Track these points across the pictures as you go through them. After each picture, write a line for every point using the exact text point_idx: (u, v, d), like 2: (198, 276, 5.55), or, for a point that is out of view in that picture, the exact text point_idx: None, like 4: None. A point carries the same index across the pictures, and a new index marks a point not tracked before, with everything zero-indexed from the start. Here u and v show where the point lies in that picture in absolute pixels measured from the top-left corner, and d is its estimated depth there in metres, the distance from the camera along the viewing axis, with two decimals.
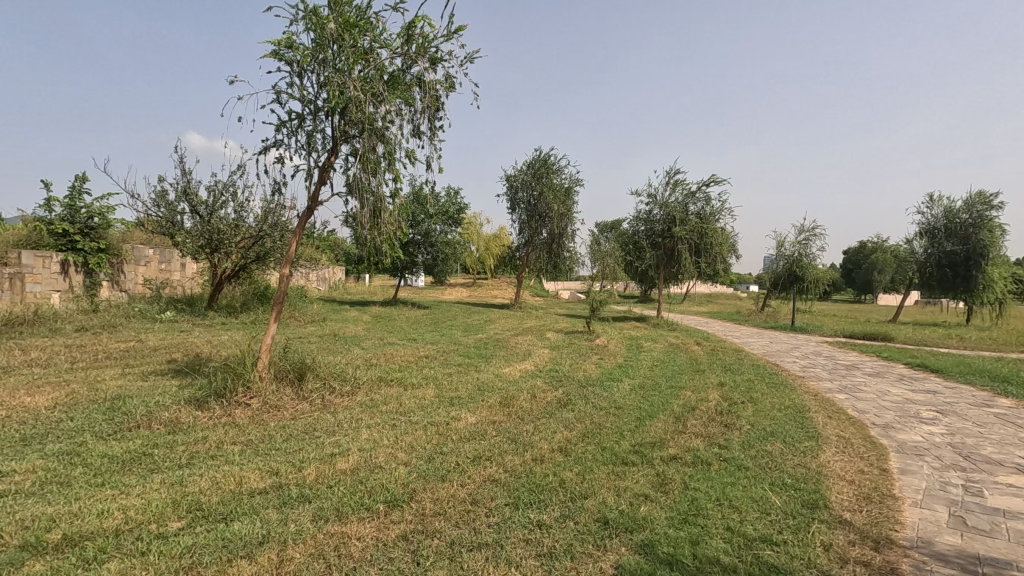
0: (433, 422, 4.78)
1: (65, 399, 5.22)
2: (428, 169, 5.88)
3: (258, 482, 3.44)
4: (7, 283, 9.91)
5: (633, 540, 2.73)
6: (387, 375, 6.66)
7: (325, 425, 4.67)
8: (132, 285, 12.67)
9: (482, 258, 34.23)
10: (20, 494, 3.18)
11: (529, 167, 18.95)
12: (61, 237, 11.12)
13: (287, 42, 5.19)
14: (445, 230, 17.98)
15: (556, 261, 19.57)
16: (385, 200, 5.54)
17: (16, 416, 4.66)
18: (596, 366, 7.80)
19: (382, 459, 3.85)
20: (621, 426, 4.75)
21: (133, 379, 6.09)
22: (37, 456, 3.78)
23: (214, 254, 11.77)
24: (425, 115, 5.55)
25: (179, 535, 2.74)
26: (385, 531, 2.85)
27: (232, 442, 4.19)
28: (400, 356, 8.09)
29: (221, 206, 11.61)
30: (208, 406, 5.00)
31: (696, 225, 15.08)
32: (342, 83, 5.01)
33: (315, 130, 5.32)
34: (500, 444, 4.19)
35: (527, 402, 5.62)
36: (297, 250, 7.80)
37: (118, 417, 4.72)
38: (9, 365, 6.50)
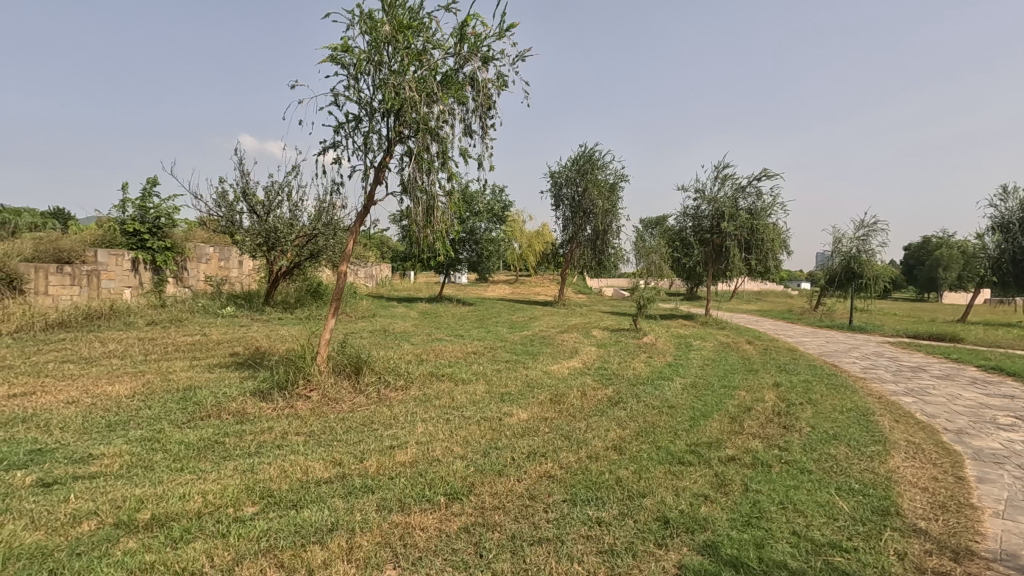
0: (486, 418, 4.84)
1: (141, 389, 5.56)
2: (480, 167, 5.97)
3: (324, 471, 3.58)
4: (85, 280, 10.62)
5: (694, 541, 2.70)
6: (438, 370, 6.78)
7: (382, 418, 4.81)
8: (194, 281, 13.33)
9: (524, 254, 34.21)
10: (110, 476, 3.42)
11: (573, 162, 18.81)
12: (132, 236, 11.82)
13: (343, 46, 5.36)
14: (490, 227, 18.13)
15: (600, 258, 19.40)
16: (438, 198, 5.65)
17: (101, 403, 5.02)
18: (645, 364, 7.69)
19: (440, 453, 3.94)
20: (676, 426, 4.68)
21: (201, 371, 6.43)
22: (122, 441, 4.05)
23: (270, 252, 12.24)
24: (477, 114, 5.61)
25: (255, 520, 2.89)
26: (447, 522, 2.92)
27: (296, 433, 4.37)
28: (449, 352, 8.20)
29: (277, 206, 12.05)
30: (272, 398, 5.24)
31: (747, 220, 14.63)
32: (398, 84, 5.13)
33: (371, 131, 5.45)
34: (554, 441, 4.21)
35: (578, 399, 5.63)
36: (353, 248, 8.02)
37: (190, 406, 5.00)
38: (90, 356, 6.97)
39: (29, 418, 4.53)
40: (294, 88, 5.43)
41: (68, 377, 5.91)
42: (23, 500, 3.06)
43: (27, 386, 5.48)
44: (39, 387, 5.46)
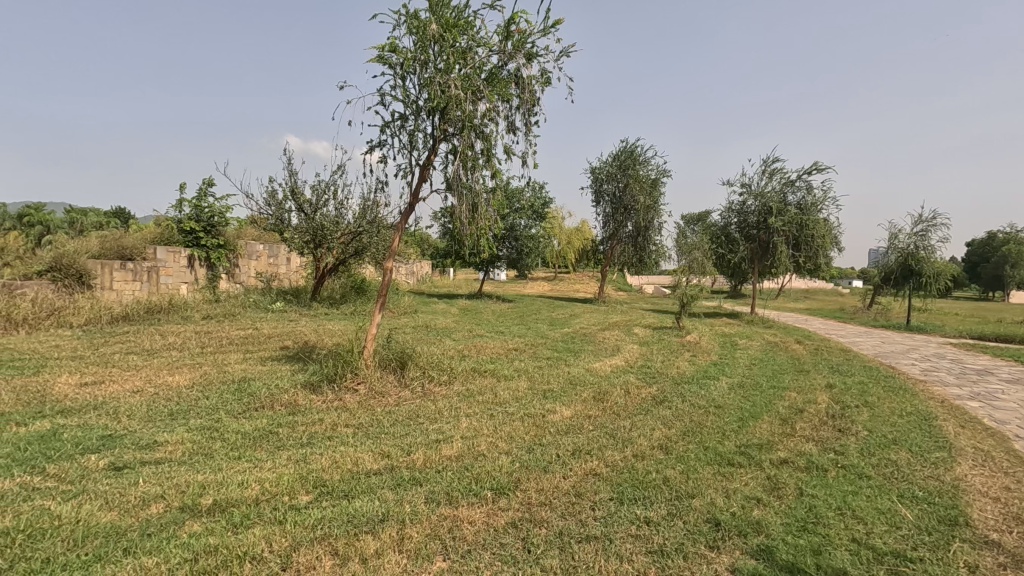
0: (529, 414, 4.85)
1: (199, 380, 5.83)
2: (523, 164, 5.97)
3: (373, 463, 3.67)
4: (146, 276, 11.21)
5: (747, 544, 2.64)
6: (480, 366, 6.82)
7: (427, 412, 4.89)
8: (245, 278, 13.85)
9: (563, 251, 34.03)
10: (173, 462, 3.60)
11: (614, 158, 18.58)
12: (188, 235, 12.39)
13: (390, 47, 5.44)
14: (530, 224, 18.11)
15: (641, 254, 19.13)
16: (482, 196, 5.69)
17: (162, 393, 5.29)
18: (690, 363, 7.53)
19: (485, 448, 3.96)
20: (724, 426, 4.57)
21: (254, 363, 6.68)
22: (183, 429, 4.25)
23: (317, 249, 12.59)
24: (522, 111, 5.61)
25: (310, 508, 2.99)
26: (495, 517, 2.94)
27: (345, 425, 4.49)
28: (490, 348, 8.24)
29: (323, 205, 12.38)
30: (321, 390, 5.40)
31: (796, 215, 14.13)
32: (443, 82, 5.17)
33: (417, 129, 5.53)
34: (599, 439, 4.18)
35: (622, 397, 5.56)
36: (397, 245, 8.16)
37: (245, 397, 5.21)
38: (152, 348, 7.35)
39: (100, 405, 4.82)
40: (343, 88, 5.56)
41: (133, 367, 6.26)
42: (97, 482, 3.26)
43: (97, 375, 5.84)
44: (108, 376, 5.81)
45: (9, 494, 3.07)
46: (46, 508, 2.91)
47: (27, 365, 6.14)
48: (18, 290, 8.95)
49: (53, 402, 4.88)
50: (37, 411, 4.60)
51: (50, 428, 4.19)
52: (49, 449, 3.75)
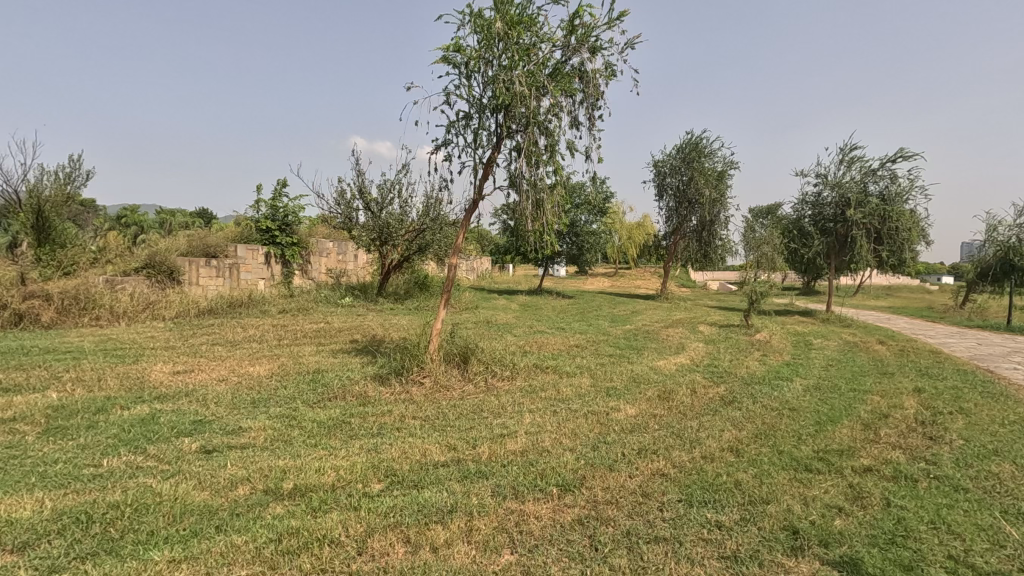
0: (593, 412, 4.81)
1: (277, 370, 6.18)
2: (587, 159, 5.92)
3: (440, 455, 3.76)
4: (228, 272, 11.99)
5: (829, 555, 2.51)
6: (542, 362, 6.84)
7: (490, 407, 4.96)
8: (317, 274, 14.53)
9: (624, 247, 33.47)
10: (257, 448, 3.84)
11: (678, 150, 18.06)
12: (265, 234, 13.12)
13: (455, 46, 5.52)
14: (590, 219, 17.92)
15: (706, 250, 18.53)
16: (545, 192, 5.69)
17: (245, 382, 5.65)
18: (760, 363, 7.21)
19: (549, 444, 3.97)
20: (799, 430, 4.36)
21: (326, 355, 7.01)
22: (264, 417, 4.53)
23: (383, 246, 13.02)
24: (585, 106, 5.56)
25: (382, 496, 3.11)
26: (561, 513, 2.94)
27: (413, 417, 4.63)
28: (552, 344, 8.23)
29: (389, 203, 12.77)
30: (389, 382, 5.60)
31: (878, 207, 13.21)
32: (508, 79, 5.21)
33: (481, 127, 5.59)
34: (665, 439, 4.08)
35: (688, 397, 5.41)
36: (460, 241, 8.30)
37: (320, 387, 5.48)
38: (235, 340, 7.86)
39: (191, 392, 5.21)
40: (410, 89, 5.71)
41: (219, 357, 6.71)
42: (191, 463, 3.53)
43: (188, 364, 6.31)
44: (197, 365, 6.27)
45: (116, 471, 3.38)
46: (149, 485, 3.18)
47: (128, 353, 6.72)
48: (118, 285, 9.81)
49: (150, 388, 5.32)
50: (137, 396, 5.03)
51: (149, 412, 4.57)
52: (149, 432, 4.10)
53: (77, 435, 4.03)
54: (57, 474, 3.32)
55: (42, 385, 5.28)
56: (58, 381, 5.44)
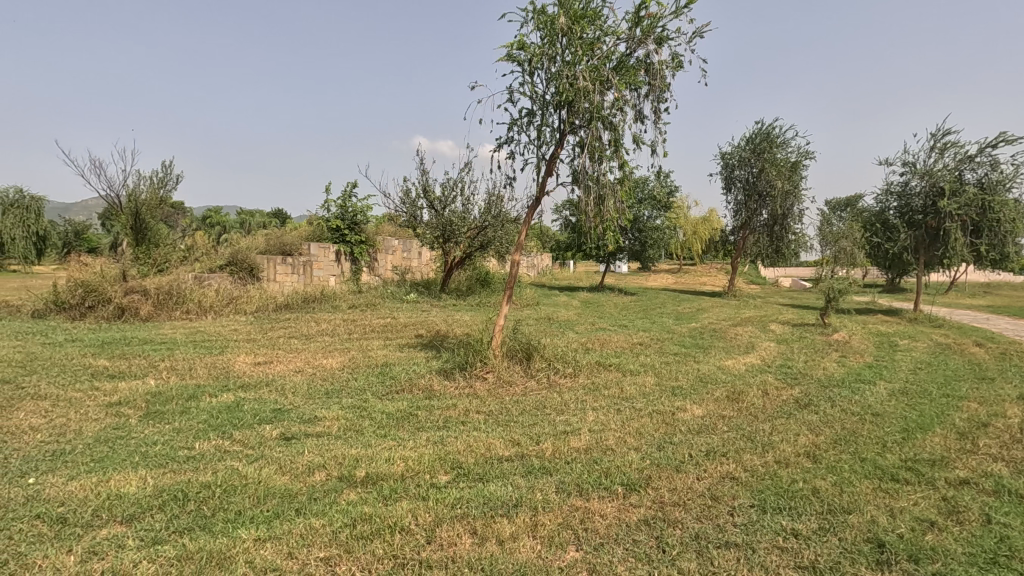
0: (658, 411, 4.71)
1: (348, 363, 6.46)
2: (652, 154, 5.80)
3: (504, 450, 3.80)
4: (302, 270, 12.64)
5: (919, 572, 2.35)
6: (605, 360, 6.76)
7: (553, 403, 4.96)
8: (383, 271, 15.03)
9: (689, 242, 32.43)
10: (331, 437, 4.04)
11: (748, 141, 17.29)
12: (336, 233, 13.71)
13: (519, 44, 5.55)
14: (653, 214, 17.50)
15: (777, 245, 17.66)
16: (609, 187, 5.63)
17: (319, 374, 5.95)
18: (838, 364, 6.80)
19: (613, 443, 3.93)
20: (883, 436, 4.08)
21: (393, 349, 7.25)
22: (337, 407, 4.75)
23: (446, 244, 13.30)
24: (651, 98, 5.43)
25: (448, 488, 3.19)
26: (627, 513, 2.90)
27: (477, 411, 4.71)
28: (614, 342, 8.12)
29: (452, 201, 13.00)
30: (454, 376, 5.73)
31: (975, 197, 12.09)
32: (572, 75, 5.18)
33: (544, 124, 5.60)
34: (736, 442, 3.94)
35: (759, 398, 5.19)
36: (522, 238, 8.33)
37: (388, 380, 5.69)
38: (309, 333, 8.29)
39: (270, 382, 5.54)
40: (474, 89, 5.80)
41: (295, 350, 7.10)
42: (272, 449, 3.77)
43: (267, 356, 6.71)
44: (275, 357, 6.66)
45: (207, 454, 3.65)
46: (236, 468, 3.42)
47: (215, 345, 7.24)
48: (206, 282, 10.58)
49: (235, 378, 5.71)
50: (224, 385, 5.42)
51: (234, 400, 4.91)
52: (234, 418, 4.40)
53: (173, 419, 4.39)
54: (157, 454, 3.64)
55: (143, 372, 5.79)
56: (155, 369, 5.94)
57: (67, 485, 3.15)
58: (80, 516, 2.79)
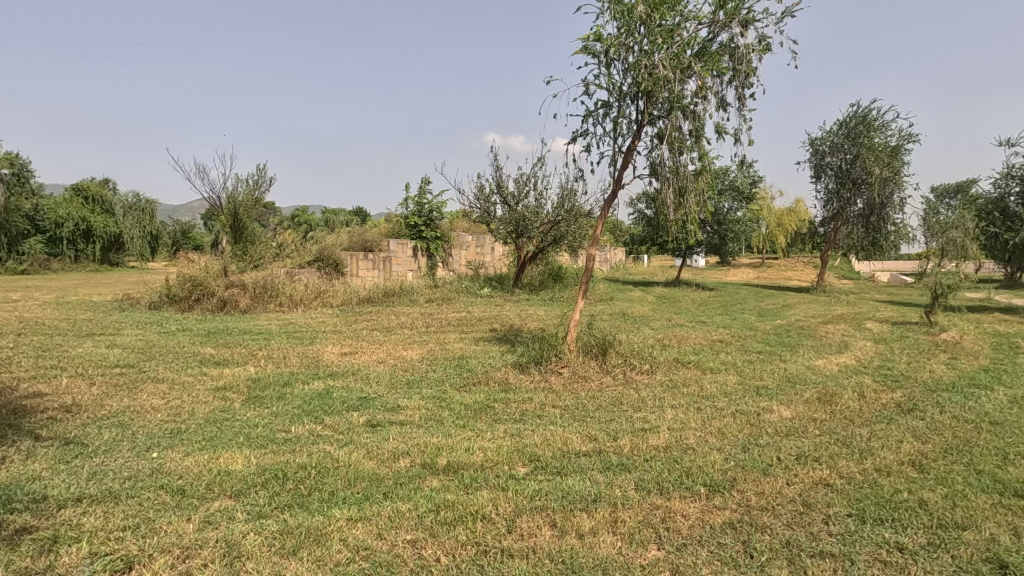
0: (742, 411, 4.52)
1: (427, 355, 6.69)
2: (736, 143, 5.56)
3: (581, 445, 3.80)
4: (381, 265, 13.20)
5: None
6: (683, 357, 6.56)
7: (630, 400, 4.90)
8: (457, 266, 15.37)
9: (772, 235, 30.71)
10: (413, 425, 4.20)
11: (841, 125, 16.10)
12: (413, 229, 14.20)
13: (596, 35, 5.48)
14: (734, 206, 16.72)
15: (875, 237, 16.33)
16: (688, 179, 5.46)
17: (399, 364, 6.21)
18: (947, 367, 6.20)
19: (695, 442, 3.81)
20: (1003, 448, 3.69)
21: (469, 343, 7.42)
22: (418, 397, 4.93)
23: (519, 239, 13.40)
24: (736, 85, 5.20)
25: (527, 479, 3.23)
26: (711, 514, 2.81)
27: (553, 406, 4.73)
28: (692, 339, 7.86)
29: (525, 196, 13.07)
30: (530, 370, 5.79)
31: None
32: (651, 64, 5.05)
33: (621, 116, 5.50)
34: (829, 446, 3.71)
35: (855, 401, 4.84)
36: (598, 232, 8.23)
37: (465, 372, 5.84)
38: (389, 326, 8.65)
39: (356, 371, 5.86)
40: (549, 83, 5.81)
41: (377, 342, 7.44)
42: (360, 435, 3.98)
43: (352, 347, 7.09)
44: (360, 348, 7.01)
45: (302, 437, 3.92)
46: (329, 451, 3.65)
47: (306, 336, 7.74)
48: (296, 277, 11.31)
49: (324, 366, 6.08)
50: (315, 373, 5.79)
51: (324, 387, 5.24)
52: (325, 404, 4.68)
53: (271, 404, 4.75)
54: (259, 435, 3.96)
55: (244, 360, 6.29)
56: (254, 357, 6.44)
57: (184, 460, 3.49)
58: (196, 489, 3.09)
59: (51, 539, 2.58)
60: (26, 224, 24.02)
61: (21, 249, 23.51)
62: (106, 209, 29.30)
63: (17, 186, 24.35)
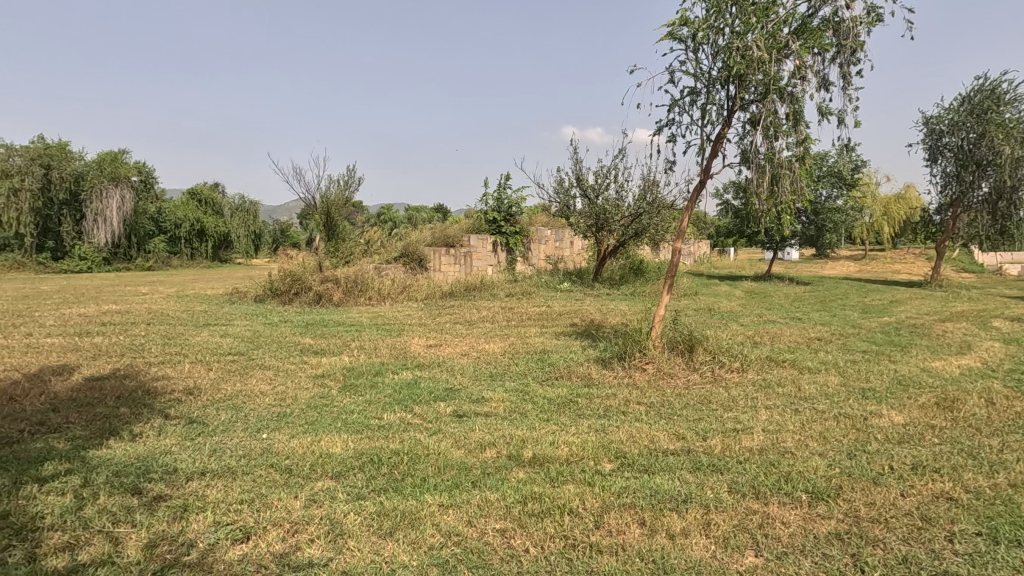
0: (846, 415, 4.20)
1: (509, 348, 6.78)
2: (840, 125, 5.16)
3: (669, 443, 3.69)
4: (463, 260, 13.55)
5: None
6: (777, 355, 6.20)
7: (719, 399, 4.70)
8: (536, 260, 15.43)
9: (877, 225, 28.20)
10: (498, 417, 4.28)
11: (963, 101, 14.43)
12: (493, 225, 14.42)
13: (682, 20, 5.27)
14: (833, 194, 15.51)
15: (1003, 225, 14.63)
16: (786, 166, 5.13)
17: (483, 357, 6.35)
18: None
19: (793, 446, 3.59)
20: None
21: (550, 337, 7.43)
22: (502, 389, 5.02)
23: (599, 232, 13.19)
24: (840, 62, 4.81)
25: (614, 476, 3.19)
26: (814, 523, 2.64)
27: (638, 402, 4.64)
28: (787, 336, 7.40)
29: (605, 189, 12.85)
30: (612, 366, 5.71)
31: None
32: (744, 46, 4.78)
33: (710, 102, 5.26)
34: (952, 456, 3.36)
35: (982, 408, 4.34)
36: (682, 225, 7.94)
37: (547, 367, 5.86)
38: (472, 320, 8.86)
39: (442, 363, 6.05)
40: (633, 73, 5.67)
41: (460, 335, 7.63)
42: (448, 424, 4.11)
43: (438, 339, 7.32)
44: (444, 341, 7.23)
45: (395, 425, 4.11)
46: (419, 439, 3.80)
47: (394, 328, 8.10)
48: (384, 272, 11.85)
49: (412, 358, 6.33)
50: (403, 364, 6.04)
51: (412, 377, 5.46)
52: (414, 394, 4.88)
53: (364, 391, 5.01)
54: (355, 421, 4.20)
55: (339, 350, 6.69)
56: (348, 348, 6.82)
57: (291, 442, 3.78)
58: (301, 468, 3.33)
59: (181, 507, 2.88)
60: (151, 226, 26.85)
61: (147, 248, 26.34)
62: (216, 210, 32.17)
63: (144, 192, 27.23)
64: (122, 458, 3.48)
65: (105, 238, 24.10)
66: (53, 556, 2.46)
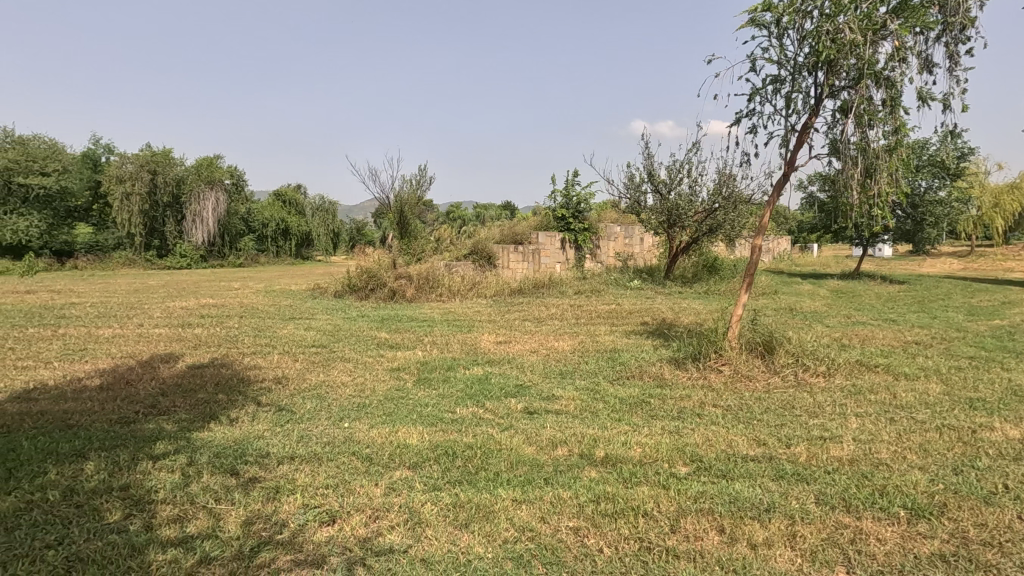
0: (950, 427, 3.85)
1: (579, 346, 6.75)
2: (945, 110, 4.73)
3: (749, 449, 3.54)
4: (531, 257, 13.62)
5: None
6: (869, 359, 5.77)
7: (804, 404, 4.44)
8: (605, 257, 15.23)
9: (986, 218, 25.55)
10: (569, 415, 4.27)
11: None
12: (561, 222, 14.37)
13: (765, 5, 5.01)
14: (934, 185, 14.20)
15: None
16: (880, 157, 4.78)
17: (552, 354, 6.36)
18: None
19: (889, 457, 3.34)
20: None
21: (620, 336, 7.32)
22: (572, 388, 5.00)
23: (671, 228, 12.80)
24: (946, 41, 4.40)
25: (689, 479, 3.11)
26: (914, 542, 2.45)
27: (714, 404, 4.48)
28: (880, 339, 6.88)
29: (678, 183, 12.48)
30: (686, 366, 5.54)
31: None
32: (834, 29, 4.48)
33: (795, 90, 4.98)
34: None
35: None
36: (762, 221, 7.57)
37: (618, 365, 5.78)
38: (540, 317, 8.88)
39: (512, 359, 6.11)
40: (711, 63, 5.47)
41: (529, 332, 7.68)
42: (519, 420, 4.16)
43: (507, 336, 7.40)
44: (514, 338, 7.30)
45: (467, 419, 4.20)
46: (491, 433, 3.87)
47: (464, 324, 8.28)
48: (454, 269, 12.13)
49: (483, 354, 6.44)
50: (474, 359, 6.16)
51: (483, 373, 5.56)
52: (485, 390, 4.96)
53: (437, 385, 5.16)
54: (429, 414, 4.33)
55: (413, 345, 6.91)
56: (422, 342, 7.04)
57: (370, 431, 3.95)
58: (380, 457, 3.48)
59: (274, 489, 3.09)
60: (241, 226, 28.88)
61: (237, 246, 28.36)
62: (298, 210, 34.13)
63: (235, 194, 29.29)
64: (222, 441, 3.79)
65: (202, 237, 26.21)
66: (166, 526, 2.72)
